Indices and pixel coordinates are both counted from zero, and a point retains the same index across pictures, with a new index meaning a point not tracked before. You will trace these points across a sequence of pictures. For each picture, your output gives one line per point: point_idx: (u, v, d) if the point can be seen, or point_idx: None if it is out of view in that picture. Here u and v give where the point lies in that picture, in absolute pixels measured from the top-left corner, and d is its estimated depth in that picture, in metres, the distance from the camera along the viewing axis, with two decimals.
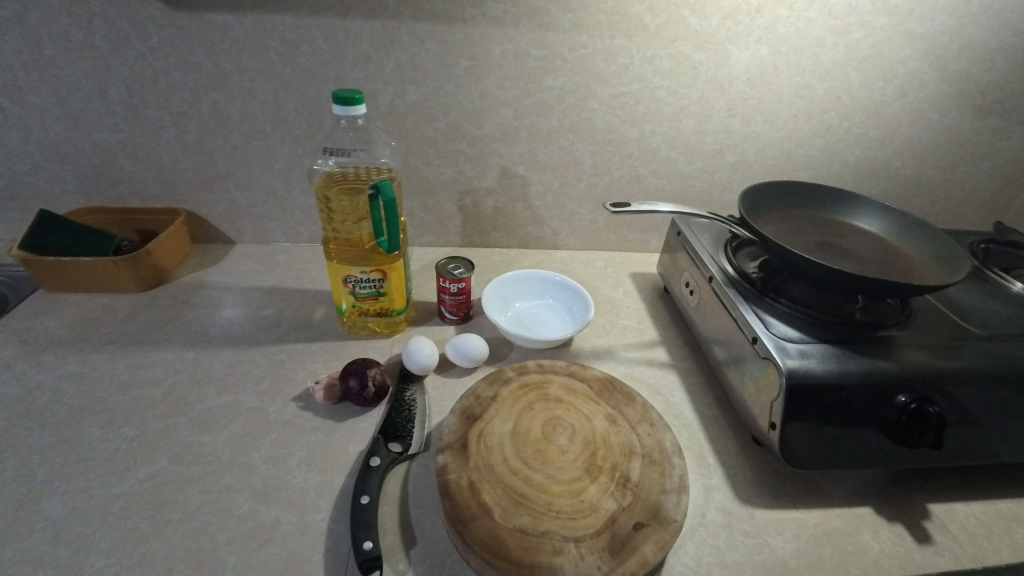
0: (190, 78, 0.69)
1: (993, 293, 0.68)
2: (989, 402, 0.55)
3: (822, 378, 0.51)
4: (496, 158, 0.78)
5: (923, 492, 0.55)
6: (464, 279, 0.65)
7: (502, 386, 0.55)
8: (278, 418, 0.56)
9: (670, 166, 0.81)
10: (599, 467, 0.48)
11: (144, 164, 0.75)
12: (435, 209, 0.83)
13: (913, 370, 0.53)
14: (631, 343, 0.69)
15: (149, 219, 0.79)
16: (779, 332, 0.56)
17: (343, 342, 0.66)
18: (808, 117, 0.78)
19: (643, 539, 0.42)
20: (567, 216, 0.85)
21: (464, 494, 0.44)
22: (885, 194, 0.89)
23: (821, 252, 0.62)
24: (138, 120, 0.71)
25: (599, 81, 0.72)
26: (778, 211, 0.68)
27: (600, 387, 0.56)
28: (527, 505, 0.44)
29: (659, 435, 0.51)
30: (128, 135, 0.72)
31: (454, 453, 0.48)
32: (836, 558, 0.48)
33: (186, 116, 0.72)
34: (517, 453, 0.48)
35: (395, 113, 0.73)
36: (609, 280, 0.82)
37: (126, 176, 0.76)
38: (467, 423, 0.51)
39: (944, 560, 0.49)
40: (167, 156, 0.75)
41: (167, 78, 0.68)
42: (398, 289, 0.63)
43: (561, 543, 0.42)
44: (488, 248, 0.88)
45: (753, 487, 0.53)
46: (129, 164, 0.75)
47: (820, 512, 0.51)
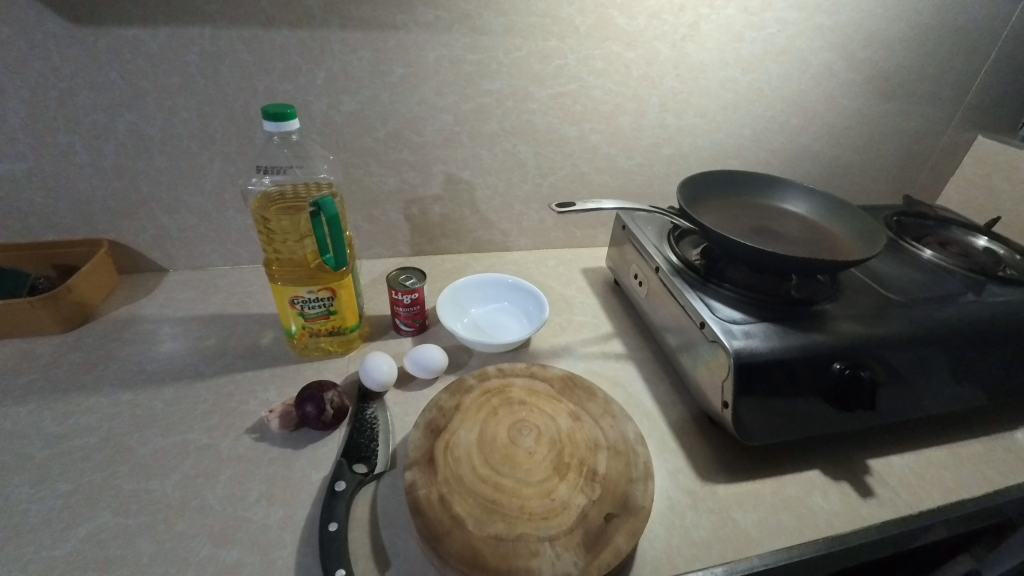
0: (102, 98, 0.64)
1: (908, 262, 0.75)
2: (913, 361, 0.60)
3: (766, 355, 0.54)
4: (440, 164, 0.77)
5: (863, 450, 0.60)
6: (416, 290, 0.64)
7: (464, 395, 0.55)
8: (232, 454, 0.53)
9: (611, 162, 0.83)
10: (567, 465, 0.48)
11: (55, 193, 0.69)
12: (382, 220, 0.81)
13: (845, 340, 0.57)
14: (588, 338, 0.71)
15: (67, 252, 0.72)
16: (724, 316, 0.58)
17: (295, 366, 0.63)
18: (734, 109, 0.83)
19: (615, 530, 0.43)
20: (515, 218, 0.85)
21: (435, 509, 0.44)
22: (809, 177, 0.95)
23: (756, 237, 0.65)
24: (44, 146, 0.65)
25: (536, 83, 0.73)
26: (715, 200, 0.71)
27: (562, 385, 0.57)
28: (500, 512, 0.44)
29: (621, 426, 0.53)
30: (34, 164, 0.66)
31: (422, 469, 0.47)
32: (792, 522, 0.51)
33: (101, 140, 0.66)
34: (485, 461, 0.48)
35: (331, 124, 0.70)
36: (562, 278, 0.83)
37: (34, 208, 0.69)
38: (433, 436, 0.50)
39: (884, 511, 0.53)
40: (82, 183, 0.69)
41: (76, 99, 0.63)
42: (349, 306, 0.62)
43: (536, 545, 0.42)
44: (439, 255, 0.86)
45: (713, 464, 0.56)
46: (37, 195, 0.68)
47: (775, 481, 0.55)
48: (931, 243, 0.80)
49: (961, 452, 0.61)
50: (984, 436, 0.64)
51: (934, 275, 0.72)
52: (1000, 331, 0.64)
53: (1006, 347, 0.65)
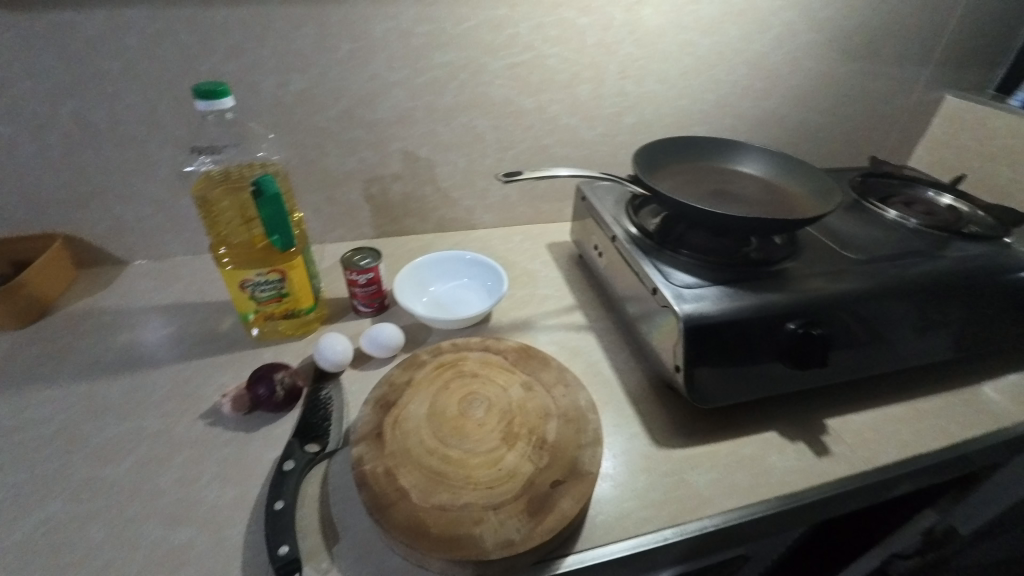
0: (40, 87, 0.62)
1: (872, 222, 0.75)
2: (870, 319, 0.60)
3: (717, 317, 0.53)
4: (397, 142, 0.76)
5: (822, 409, 0.60)
6: (371, 269, 0.64)
7: (417, 370, 0.54)
8: (186, 438, 0.53)
9: (573, 133, 0.82)
10: (517, 434, 0.48)
11: (3, 188, 0.68)
12: (342, 201, 0.79)
13: (800, 299, 0.57)
14: (550, 310, 0.70)
15: (22, 247, 0.71)
16: (677, 280, 0.57)
17: (253, 350, 0.63)
18: (696, 73, 0.81)
19: (561, 495, 0.43)
20: (479, 194, 0.84)
21: (381, 482, 0.44)
22: (777, 141, 0.94)
23: (713, 201, 0.64)
24: None
25: (489, 54, 0.71)
26: (673, 166, 0.70)
27: (516, 356, 0.56)
28: (446, 482, 0.44)
29: (574, 394, 0.52)
30: None
31: (370, 444, 0.47)
32: (745, 482, 0.51)
33: (44, 129, 0.65)
34: (434, 433, 0.48)
35: (281, 105, 0.69)
36: (528, 253, 0.82)
37: None
38: (382, 411, 0.50)
39: (839, 467, 0.53)
40: (30, 176, 0.68)
41: (13, 89, 0.61)
42: (302, 287, 0.61)
43: (481, 513, 0.42)
44: (404, 235, 0.85)
45: (670, 429, 0.56)
46: None
47: (731, 443, 0.55)
48: (897, 202, 0.80)
49: (920, 407, 0.62)
50: (942, 391, 0.65)
51: (896, 233, 0.72)
52: (960, 285, 0.64)
53: (965, 302, 0.65)
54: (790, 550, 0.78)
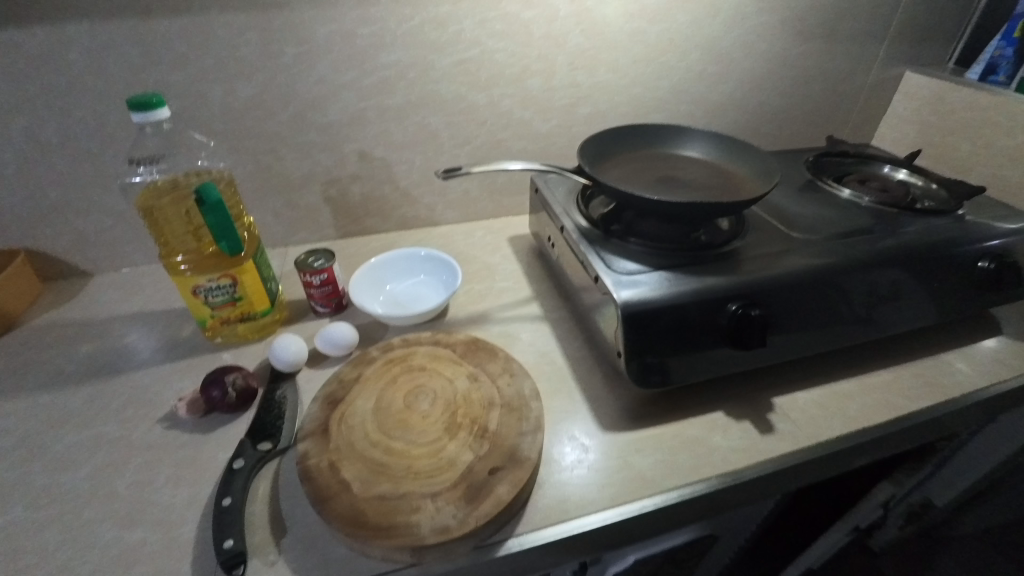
0: None
1: (825, 201, 0.75)
2: (815, 297, 0.61)
3: (656, 302, 0.54)
4: (351, 143, 0.76)
5: (770, 388, 0.61)
6: (325, 269, 0.65)
7: (366, 366, 0.56)
8: (144, 442, 0.54)
9: (528, 126, 0.82)
10: (459, 424, 0.50)
11: None
12: (302, 204, 0.80)
13: (742, 281, 0.58)
14: (506, 303, 0.71)
15: None
16: (620, 267, 0.58)
17: (212, 354, 0.64)
18: (648, 61, 0.82)
19: (498, 482, 0.45)
20: (438, 191, 0.85)
21: (324, 475, 0.45)
22: (736, 125, 0.94)
23: (658, 187, 0.65)
24: None
25: (435, 51, 0.72)
26: (621, 155, 0.70)
27: (465, 349, 0.58)
28: (387, 473, 0.45)
29: (519, 384, 0.54)
30: None
31: (316, 439, 0.48)
32: (688, 462, 0.52)
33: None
34: (379, 427, 0.49)
35: (231, 112, 0.70)
36: (488, 247, 0.83)
37: None
38: (330, 407, 0.51)
39: (783, 444, 0.54)
40: None
41: None
42: (256, 290, 0.62)
43: (419, 501, 0.43)
44: (367, 235, 0.86)
45: (617, 414, 0.57)
46: None
47: (676, 424, 0.56)
48: (851, 181, 0.80)
49: (868, 382, 0.63)
50: (891, 365, 0.66)
51: (847, 211, 0.73)
52: (907, 260, 0.65)
53: (912, 276, 0.65)
54: (757, 529, 0.79)
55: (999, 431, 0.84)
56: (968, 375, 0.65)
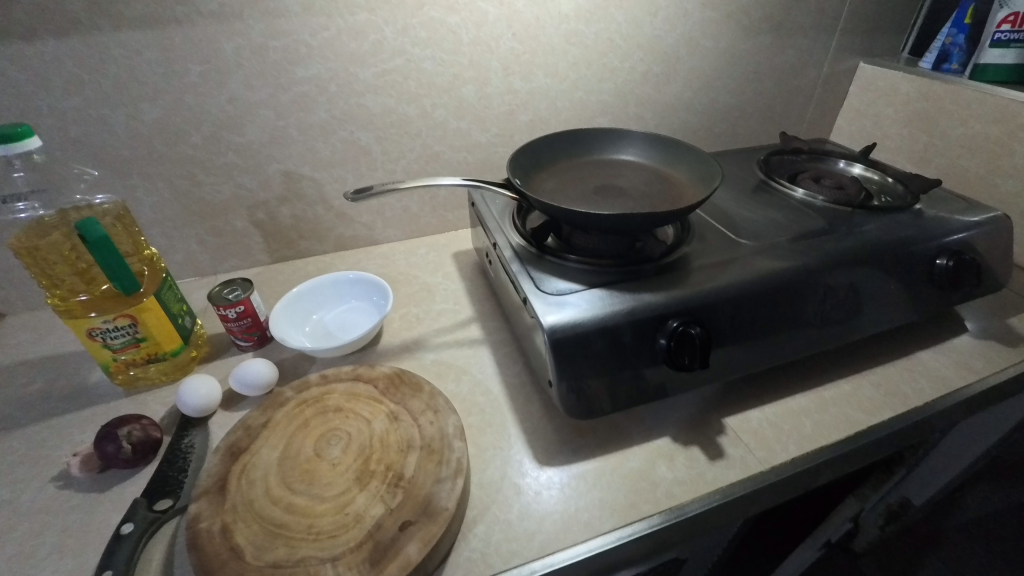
0: None
1: (778, 204, 0.72)
2: (764, 308, 0.56)
3: (585, 324, 0.50)
4: (275, 163, 0.71)
5: (721, 408, 0.57)
6: (241, 302, 0.60)
7: (276, 410, 0.51)
8: (30, 506, 0.48)
9: (465, 137, 0.78)
10: (372, 472, 0.45)
11: None
12: (228, 230, 0.74)
13: (681, 295, 0.54)
14: (444, 326, 0.67)
15: None
16: (550, 287, 0.55)
17: (120, 400, 0.58)
18: (587, 63, 0.78)
19: (408, 539, 0.40)
20: (376, 209, 0.80)
21: (214, 540, 0.40)
22: (687, 126, 0.91)
23: (595, 198, 0.61)
24: None
25: (357, 63, 0.67)
26: (558, 165, 0.67)
27: (386, 385, 0.53)
28: (285, 535, 0.41)
29: (442, 421, 0.49)
30: None
31: (210, 498, 0.43)
32: (628, 499, 0.48)
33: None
34: (283, 480, 0.45)
35: (138, 136, 0.64)
36: (430, 265, 0.79)
37: None
38: (231, 459, 0.46)
39: (732, 472, 0.50)
40: None
41: None
42: (163, 330, 0.57)
43: (317, 567, 0.39)
44: (302, 258, 0.81)
45: (554, 446, 0.52)
46: None
47: (617, 456, 0.52)
48: (804, 179, 0.77)
49: (825, 396, 0.59)
50: (850, 376, 0.62)
51: (798, 213, 0.69)
52: (863, 263, 0.61)
53: (869, 280, 0.62)
54: (725, 549, 0.74)
55: (970, 427, 0.80)
56: (928, 382, 0.61)
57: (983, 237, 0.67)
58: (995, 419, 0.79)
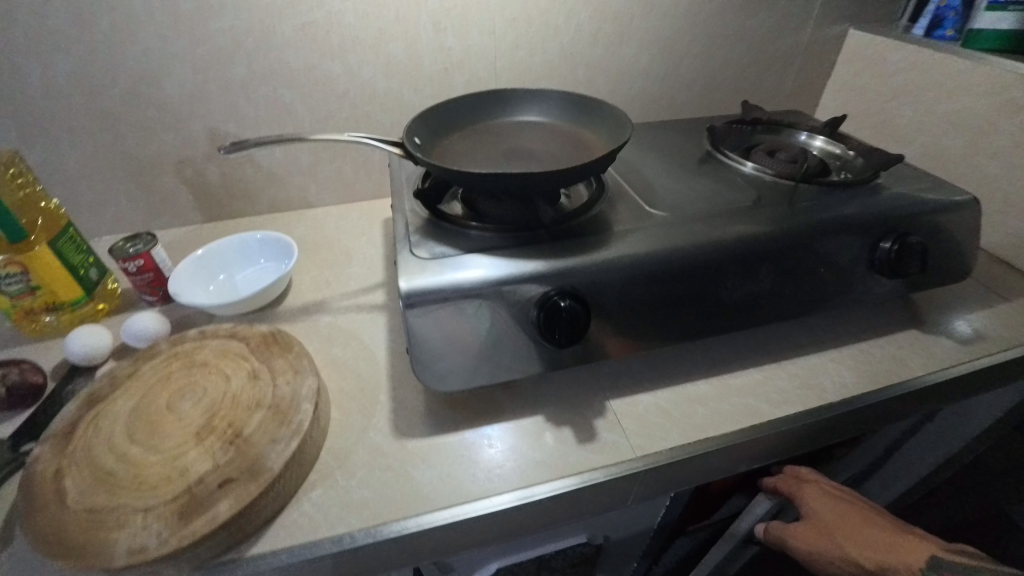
0: None
1: (721, 175, 0.66)
2: (664, 283, 0.51)
3: (447, 288, 0.47)
4: (199, 120, 0.70)
5: (609, 390, 0.53)
6: (139, 255, 0.60)
7: (146, 362, 0.51)
8: None
9: (397, 99, 0.76)
10: (212, 428, 0.44)
11: None
12: (156, 186, 0.74)
13: (565, 263, 0.49)
14: (349, 291, 0.66)
15: None
16: (427, 250, 0.51)
17: (20, 344, 0.59)
18: (528, 21, 0.73)
19: (224, 496, 0.40)
20: (307, 171, 0.79)
21: (44, 482, 0.41)
22: (646, 93, 0.85)
23: (496, 162, 0.57)
24: None
25: (274, 16, 0.65)
26: (473, 126, 0.63)
27: (258, 344, 0.52)
28: (109, 483, 0.41)
29: (299, 383, 0.48)
30: None
31: (55, 442, 0.44)
32: (478, 476, 0.46)
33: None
34: (127, 430, 0.45)
35: (53, 87, 0.63)
36: (357, 231, 0.77)
37: None
38: (86, 406, 0.47)
39: (599, 456, 0.47)
40: None
41: None
42: (60, 280, 0.58)
43: (128, 516, 0.38)
44: (236, 219, 0.81)
45: (419, 416, 0.50)
46: None
47: (481, 430, 0.49)
48: (759, 152, 0.70)
49: (729, 384, 0.54)
50: (766, 365, 0.57)
51: (736, 185, 0.63)
52: (790, 240, 0.55)
53: (797, 260, 0.55)
54: (633, 526, 0.73)
55: (919, 426, 0.75)
56: (854, 376, 0.56)
57: (942, 218, 0.60)
58: (946, 416, 0.73)
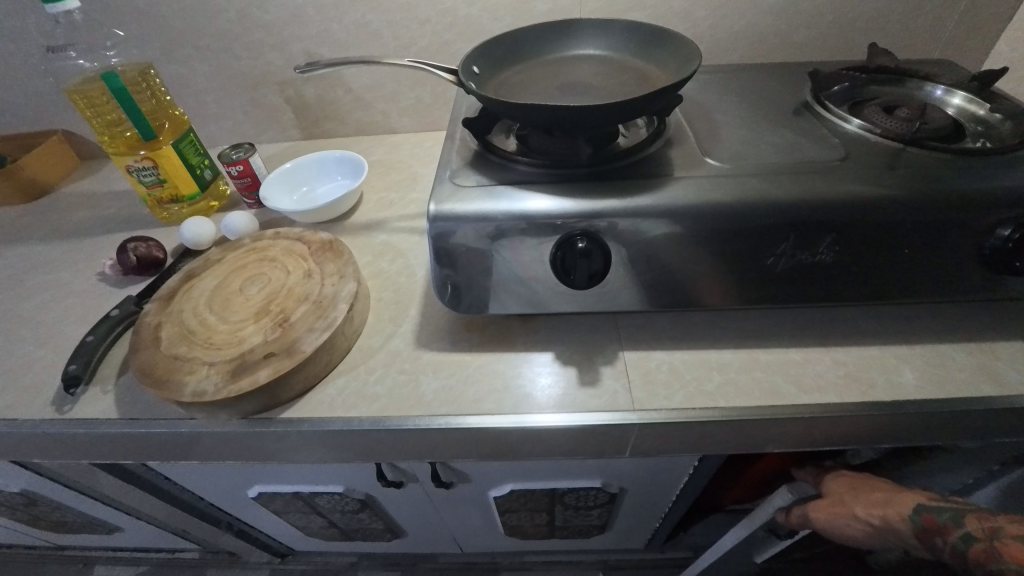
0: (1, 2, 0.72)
1: (812, 129, 0.57)
2: (699, 239, 0.48)
3: (470, 215, 0.48)
4: (298, 43, 0.77)
5: (626, 341, 0.53)
6: (239, 162, 0.69)
7: (232, 251, 0.61)
8: (79, 288, 0.66)
9: (476, 27, 0.75)
10: (268, 311, 0.53)
11: (10, 92, 0.83)
12: (264, 103, 0.84)
13: (594, 205, 0.48)
14: (407, 214, 0.71)
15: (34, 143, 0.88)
16: (464, 177, 0.53)
17: (156, 227, 0.74)
18: None
19: (265, 366, 0.48)
20: (390, 96, 0.83)
21: (147, 330, 0.52)
22: (753, 28, 0.75)
23: (552, 95, 0.57)
24: None
25: None
26: (541, 59, 0.63)
27: (317, 248, 0.59)
28: (189, 339, 0.51)
29: (341, 286, 0.54)
30: None
31: (159, 302, 0.55)
32: (477, 394, 0.49)
33: (12, 46, 0.77)
34: (208, 302, 0.55)
35: (185, 9, 0.73)
36: (428, 158, 0.81)
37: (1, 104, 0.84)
38: (185, 279, 0.58)
39: (594, 400, 0.48)
40: (22, 81, 0.81)
41: None
42: (180, 176, 0.69)
43: (197, 367, 0.48)
44: (328, 138, 0.89)
45: (439, 334, 0.55)
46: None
47: (491, 356, 0.52)
48: (873, 108, 0.59)
49: (758, 358, 0.51)
50: (809, 346, 0.52)
51: (824, 141, 0.55)
52: (863, 210, 0.47)
53: (873, 234, 0.48)
54: (650, 481, 0.73)
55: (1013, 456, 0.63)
56: (916, 376, 0.49)
57: None
58: None
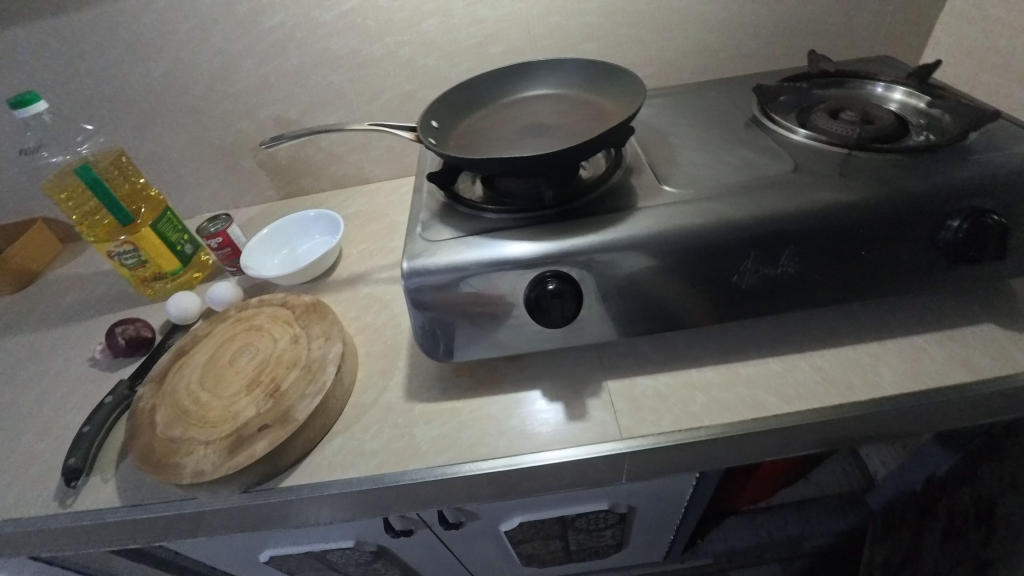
0: None
1: (764, 143, 0.59)
2: (667, 266, 0.50)
3: (444, 267, 0.50)
4: (265, 109, 0.80)
5: (611, 370, 0.54)
6: (219, 234, 0.71)
7: (219, 323, 0.62)
8: (73, 375, 0.67)
9: (436, 75, 0.78)
10: (259, 382, 0.54)
11: None
12: (239, 169, 0.86)
13: (562, 245, 0.50)
14: (388, 264, 0.72)
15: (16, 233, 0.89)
16: (435, 230, 0.55)
17: (143, 304, 0.75)
18: None
19: (261, 437, 0.49)
20: (361, 149, 0.86)
21: (142, 414, 0.53)
22: (700, 46, 0.78)
23: (512, 139, 0.59)
24: None
25: (316, 7, 0.71)
26: (499, 103, 0.65)
27: (302, 311, 0.61)
28: (184, 419, 0.52)
29: (328, 348, 0.56)
30: None
31: (152, 384, 0.56)
32: (471, 440, 0.50)
33: None
34: (200, 378, 0.56)
35: (154, 91, 0.76)
36: (404, 205, 0.83)
37: None
38: (176, 357, 0.59)
39: (585, 433, 0.49)
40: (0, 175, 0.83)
41: None
42: (162, 254, 0.71)
43: (194, 446, 0.49)
44: (305, 194, 0.91)
45: (429, 383, 0.56)
46: None
47: (481, 400, 0.54)
48: (819, 114, 0.61)
49: (739, 372, 0.52)
50: (787, 355, 0.53)
51: (775, 154, 0.57)
52: (818, 220, 0.49)
53: (832, 240, 0.50)
54: (658, 496, 0.73)
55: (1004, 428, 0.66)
56: (894, 373, 0.50)
57: None
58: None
